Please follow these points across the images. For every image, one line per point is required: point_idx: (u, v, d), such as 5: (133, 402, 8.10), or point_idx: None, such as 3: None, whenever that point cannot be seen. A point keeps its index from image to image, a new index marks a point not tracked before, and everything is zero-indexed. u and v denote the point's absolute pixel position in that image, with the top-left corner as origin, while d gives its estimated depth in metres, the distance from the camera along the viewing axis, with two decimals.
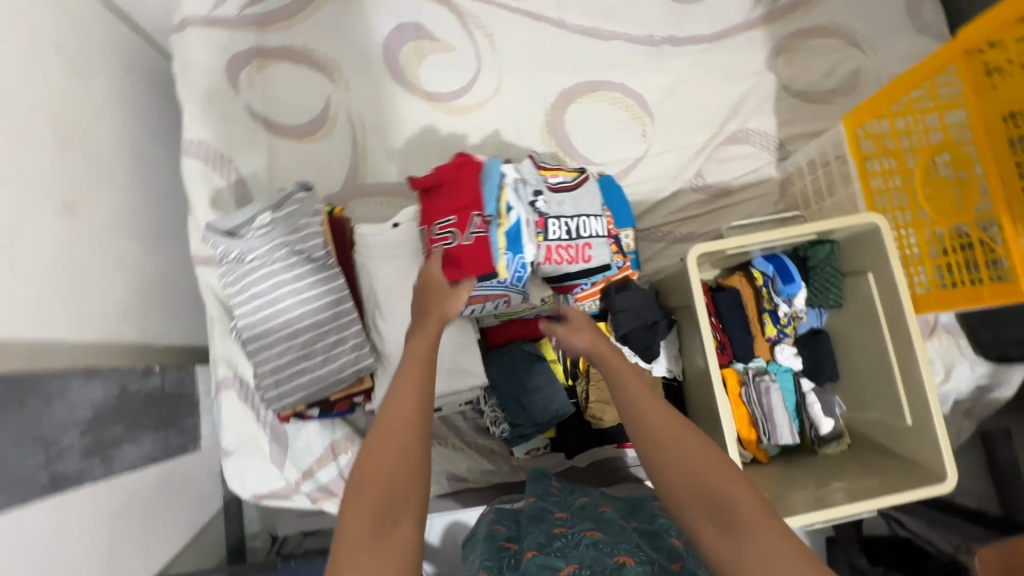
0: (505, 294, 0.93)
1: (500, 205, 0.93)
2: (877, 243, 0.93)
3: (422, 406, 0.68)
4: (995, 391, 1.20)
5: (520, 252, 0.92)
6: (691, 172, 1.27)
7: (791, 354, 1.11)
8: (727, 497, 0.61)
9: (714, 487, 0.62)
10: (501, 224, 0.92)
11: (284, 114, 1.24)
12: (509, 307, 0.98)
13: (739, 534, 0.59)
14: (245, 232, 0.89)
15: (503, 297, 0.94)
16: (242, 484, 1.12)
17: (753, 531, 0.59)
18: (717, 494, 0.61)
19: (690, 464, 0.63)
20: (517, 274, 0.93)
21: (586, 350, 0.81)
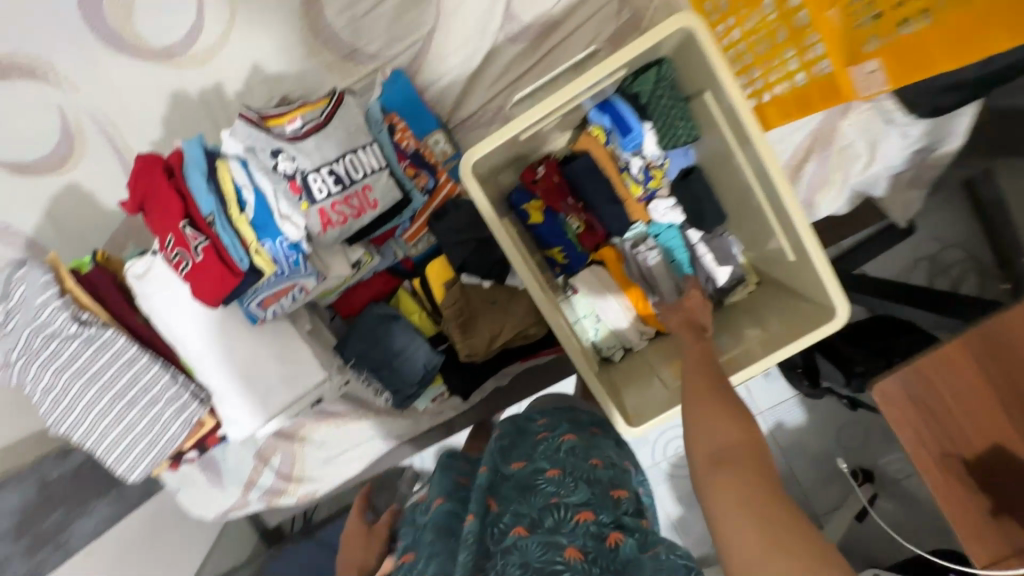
0: (295, 283, 0.81)
1: (229, 193, 0.76)
2: (699, 51, 0.69)
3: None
4: (939, 149, 0.98)
5: (278, 235, 0.77)
6: (500, 17, 0.98)
7: (670, 207, 0.93)
8: (713, 428, 0.63)
9: (717, 423, 0.63)
10: (234, 217, 0.76)
11: (27, 149, 1.05)
12: (310, 293, 0.85)
13: (722, 467, 0.59)
14: (1, 332, 0.81)
15: (295, 287, 0.82)
16: (200, 511, 1.18)
17: (735, 460, 0.59)
18: (713, 425, 0.63)
19: (709, 401, 0.66)
20: (291, 259, 0.79)
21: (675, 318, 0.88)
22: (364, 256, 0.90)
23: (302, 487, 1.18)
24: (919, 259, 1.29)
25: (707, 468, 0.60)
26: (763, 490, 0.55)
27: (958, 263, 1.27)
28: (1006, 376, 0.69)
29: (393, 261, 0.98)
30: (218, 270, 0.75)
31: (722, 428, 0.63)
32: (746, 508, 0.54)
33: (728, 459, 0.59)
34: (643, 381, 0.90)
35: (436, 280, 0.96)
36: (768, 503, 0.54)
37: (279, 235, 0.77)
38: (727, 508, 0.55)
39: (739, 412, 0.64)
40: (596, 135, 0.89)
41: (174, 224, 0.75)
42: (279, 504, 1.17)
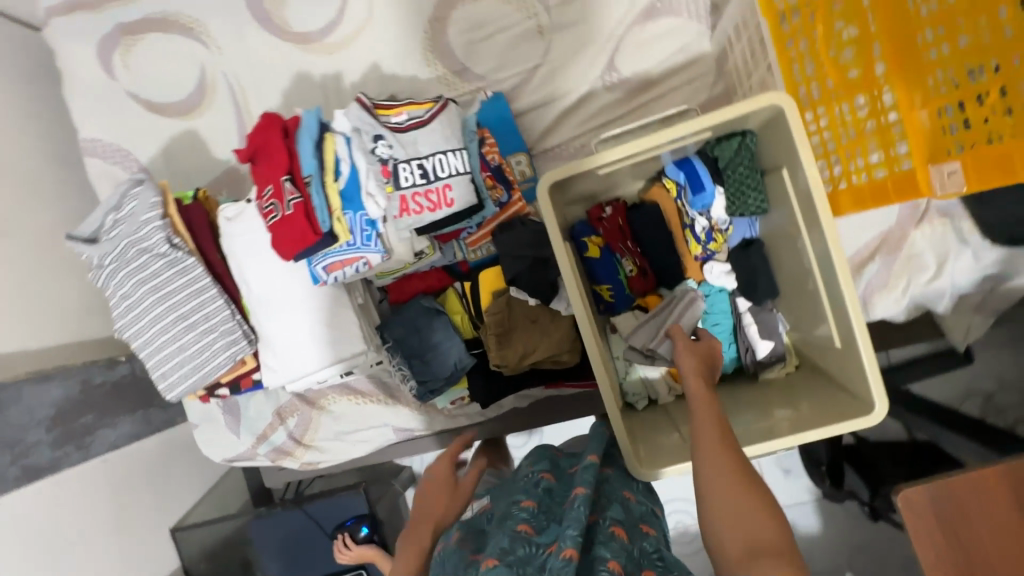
0: (361, 256, 0.88)
1: (329, 162, 0.85)
2: (784, 130, 0.73)
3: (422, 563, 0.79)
4: (1010, 281, 0.96)
5: (360, 209, 0.85)
6: (602, 66, 1.05)
7: (724, 272, 0.95)
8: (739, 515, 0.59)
9: (744, 507, 0.60)
10: (328, 183, 0.84)
11: (166, 91, 1.19)
12: (373, 267, 0.92)
13: (758, 562, 0.55)
14: (101, 236, 0.90)
15: (361, 259, 0.89)
16: (210, 451, 1.24)
17: (764, 552, 0.56)
18: (731, 505, 0.61)
19: (733, 482, 0.62)
20: (366, 234, 0.87)
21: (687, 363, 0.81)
22: (428, 248, 0.96)
23: (307, 453, 1.23)
24: (970, 391, 1.25)
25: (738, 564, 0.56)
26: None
27: (1011, 404, 1.22)
28: None
29: (451, 261, 1.04)
30: (300, 227, 0.82)
31: (757, 518, 0.59)
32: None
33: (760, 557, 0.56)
34: (663, 433, 0.90)
35: (486, 288, 1.01)
36: None
37: (362, 209, 0.85)
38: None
39: (772, 503, 0.60)
40: (669, 189, 0.93)
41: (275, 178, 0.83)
42: (283, 464, 1.22)
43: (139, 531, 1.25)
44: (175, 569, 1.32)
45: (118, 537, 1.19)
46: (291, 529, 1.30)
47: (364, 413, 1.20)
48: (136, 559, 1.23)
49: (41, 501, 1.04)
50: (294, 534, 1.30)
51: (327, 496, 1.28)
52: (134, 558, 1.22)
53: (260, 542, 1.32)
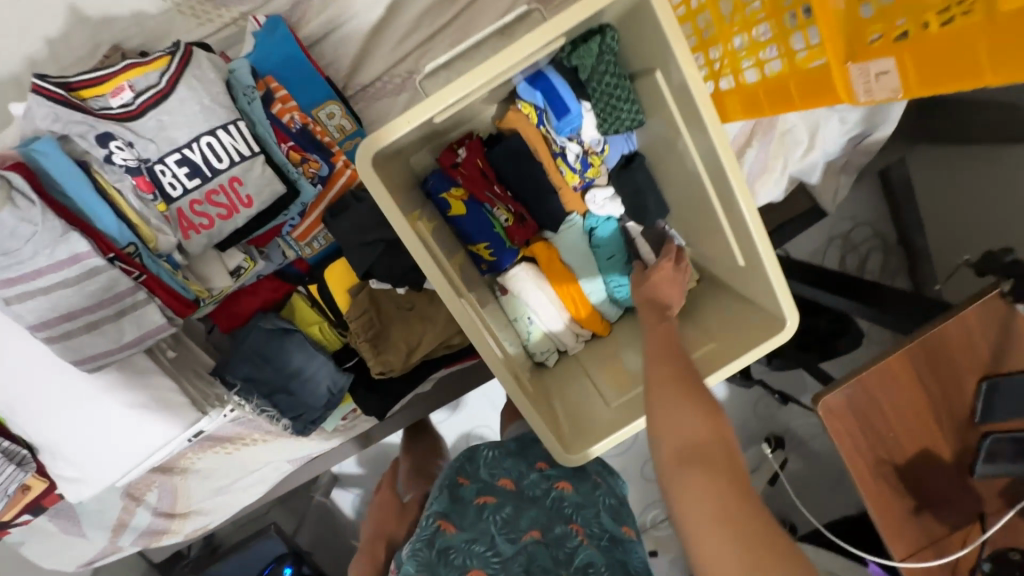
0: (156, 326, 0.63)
1: (93, 197, 0.59)
2: (650, 19, 0.56)
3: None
4: (871, 136, 0.95)
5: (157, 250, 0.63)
6: None
7: (608, 197, 0.83)
8: (678, 414, 0.56)
9: (698, 430, 0.55)
10: (148, 240, 0.62)
11: None
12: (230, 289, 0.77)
13: (690, 467, 0.53)
14: None
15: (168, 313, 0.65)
16: (58, 562, 0.98)
17: (705, 461, 0.53)
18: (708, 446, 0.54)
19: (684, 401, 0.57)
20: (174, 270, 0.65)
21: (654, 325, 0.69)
22: (245, 263, 0.71)
23: (190, 521, 1.01)
24: (834, 238, 1.31)
25: (674, 466, 0.54)
26: (741, 489, 0.51)
27: (858, 241, 1.30)
28: (943, 390, 0.70)
29: (282, 264, 0.79)
30: (161, 265, 0.63)
31: (686, 413, 0.56)
32: (741, 546, 0.47)
33: (702, 456, 0.53)
34: (605, 369, 0.84)
35: (339, 287, 0.80)
36: (740, 506, 0.49)
37: (130, 239, 0.61)
38: (707, 534, 0.49)
39: (711, 405, 0.57)
40: (526, 113, 0.75)
41: (95, 217, 0.59)
42: (161, 544, 1.00)
43: None
44: None
45: None
46: None
47: (240, 460, 0.98)
48: None
49: None
50: None
51: (231, 552, 1.11)
52: None
53: None
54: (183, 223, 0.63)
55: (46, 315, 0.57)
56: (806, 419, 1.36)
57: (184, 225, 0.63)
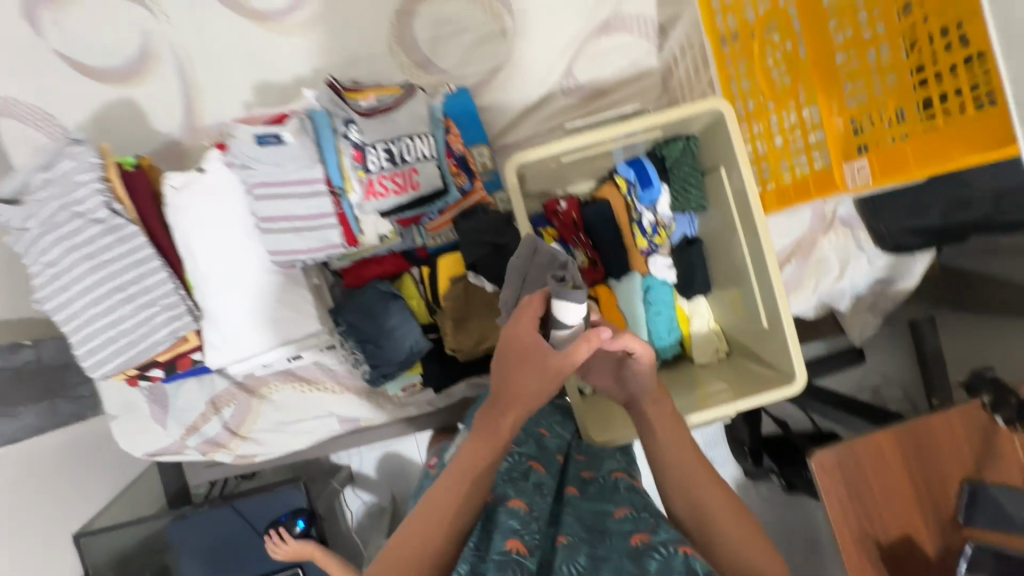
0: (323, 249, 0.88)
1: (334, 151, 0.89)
2: (723, 133, 0.82)
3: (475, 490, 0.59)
4: (897, 283, 1.13)
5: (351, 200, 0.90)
6: (561, 72, 1.12)
7: (666, 265, 1.05)
8: (686, 473, 0.63)
9: (700, 486, 0.62)
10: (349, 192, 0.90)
11: (98, 56, 1.10)
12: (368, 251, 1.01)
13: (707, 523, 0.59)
14: (28, 197, 0.83)
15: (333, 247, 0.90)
16: (131, 444, 1.14)
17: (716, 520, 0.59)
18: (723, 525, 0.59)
19: (685, 461, 0.64)
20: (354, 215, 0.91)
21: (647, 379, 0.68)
22: (388, 233, 0.97)
23: (243, 446, 1.16)
24: (863, 385, 1.42)
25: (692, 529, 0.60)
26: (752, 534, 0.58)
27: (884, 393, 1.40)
28: (927, 481, 0.79)
29: (410, 246, 1.04)
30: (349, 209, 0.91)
31: (698, 480, 0.62)
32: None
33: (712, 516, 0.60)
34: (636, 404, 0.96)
35: (445, 274, 1.02)
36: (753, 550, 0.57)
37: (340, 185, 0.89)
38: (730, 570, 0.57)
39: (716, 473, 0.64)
40: (619, 186, 1.01)
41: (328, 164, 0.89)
42: (214, 457, 1.15)
43: (34, 539, 1.11)
44: None
45: (11, 543, 1.05)
46: (216, 531, 1.23)
47: (307, 403, 1.16)
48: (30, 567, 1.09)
49: None
50: (221, 538, 1.23)
51: (257, 493, 1.22)
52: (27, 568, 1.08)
53: (187, 547, 1.23)
54: (376, 189, 0.90)
55: (275, 213, 0.84)
56: (815, 557, 1.35)
57: (373, 191, 0.90)
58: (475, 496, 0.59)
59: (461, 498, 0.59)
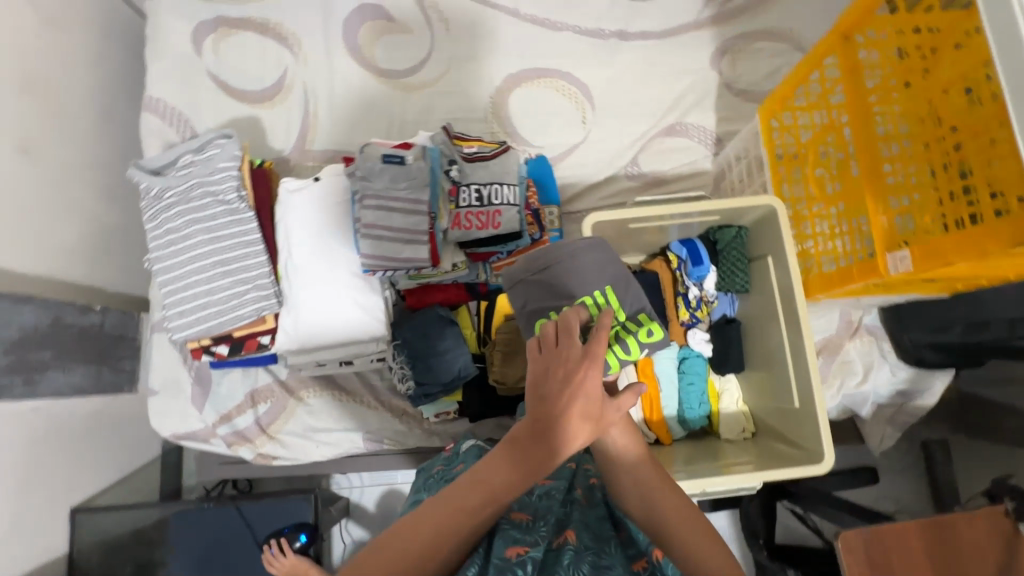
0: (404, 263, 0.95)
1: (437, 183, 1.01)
2: (774, 225, 0.95)
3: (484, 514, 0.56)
4: (915, 397, 1.20)
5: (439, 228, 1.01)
6: (627, 159, 1.30)
7: (703, 339, 1.13)
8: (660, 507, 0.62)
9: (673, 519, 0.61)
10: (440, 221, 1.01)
11: (241, 79, 1.31)
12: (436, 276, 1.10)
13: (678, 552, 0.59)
14: (169, 172, 0.95)
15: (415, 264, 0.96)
16: (161, 422, 1.16)
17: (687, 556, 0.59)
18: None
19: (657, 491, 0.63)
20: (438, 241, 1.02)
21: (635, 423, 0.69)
22: (460, 263, 1.07)
23: (268, 445, 1.17)
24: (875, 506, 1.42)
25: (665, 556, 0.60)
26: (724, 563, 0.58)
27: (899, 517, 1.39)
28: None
29: (473, 280, 1.14)
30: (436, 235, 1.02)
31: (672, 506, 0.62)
32: None
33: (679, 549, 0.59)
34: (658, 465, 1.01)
35: (500, 309, 1.11)
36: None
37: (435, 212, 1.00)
38: None
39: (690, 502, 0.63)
40: (669, 261, 1.12)
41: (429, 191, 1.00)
42: (237, 451, 1.16)
43: (39, 501, 1.10)
44: (62, 556, 1.16)
45: (19, 497, 1.05)
46: (214, 531, 1.20)
47: (340, 414, 1.19)
48: (26, 527, 1.07)
49: None
50: (217, 540, 1.20)
51: (267, 498, 1.22)
52: (23, 530, 1.06)
53: (178, 544, 1.20)
54: (465, 223, 1.02)
55: (376, 222, 0.94)
56: None
57: (460, 224, 1.02)
58: (484, 519, 0.56)
59: (471, 514, 0.56)
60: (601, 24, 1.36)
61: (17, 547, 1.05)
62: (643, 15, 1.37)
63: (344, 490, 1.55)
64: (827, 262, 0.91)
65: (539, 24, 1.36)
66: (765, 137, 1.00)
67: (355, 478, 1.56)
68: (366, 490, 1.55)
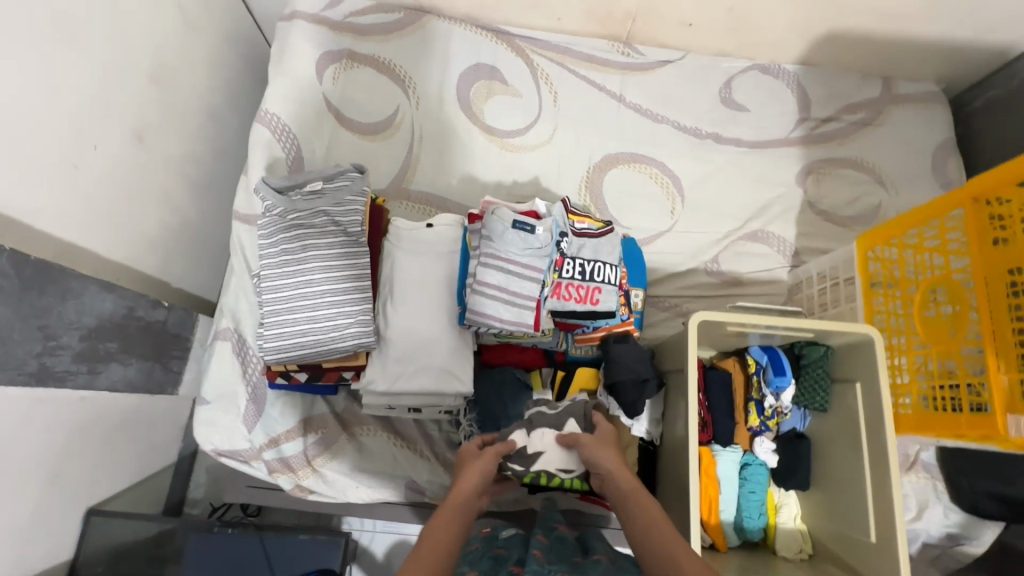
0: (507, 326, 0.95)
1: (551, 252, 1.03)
2: (870, 353, 0.97)
3: (458, 535, 0.73)
4: (965, 544, 1.19)
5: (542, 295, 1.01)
6: (709, 255, 1.34)
7: (768, 449, 1.12)
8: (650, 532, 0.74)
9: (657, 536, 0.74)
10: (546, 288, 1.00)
11: (355, 113, 1.36)
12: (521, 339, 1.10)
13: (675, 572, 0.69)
14: (295, 194, 0.97)
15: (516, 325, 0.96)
16: (206, 435, 1.11)
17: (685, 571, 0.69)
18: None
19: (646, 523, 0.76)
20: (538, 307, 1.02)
21: (604, 463, 0.88)
22: (548, 330, 1.07)
23: (310, 479, 1.12)
24: None
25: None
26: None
27: None
28: None
29: (551, 346, 1.14)
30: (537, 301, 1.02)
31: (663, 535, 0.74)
32: None
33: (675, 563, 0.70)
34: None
35: (578, 383, 1.11)
36: None
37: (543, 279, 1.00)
38: None
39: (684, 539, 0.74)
40: (747, 364, 1.13)
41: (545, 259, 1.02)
42: (277, 479, 1.10)
43: (64, 497, 1.03)
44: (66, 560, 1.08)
45: (48, 491, 0.99)
46: (232, 559, 1.14)
47: (390, 458, 1.15)
48: (46, 526, 1.00)
49: (21, 412, 0.89)
50: (233, 569, 1.13)
51: (294, 533, 1.17)
52: (42, 527, 0.99)
53: (194, 559, 1.15)
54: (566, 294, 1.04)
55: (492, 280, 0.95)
56: None
57: (560, 293, 1.04)
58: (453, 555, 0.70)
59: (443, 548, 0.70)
60: (699, 124, 1.44)
61: (31, 546, 0.97)
62: (738, 124, 1.45)
63: (356, 531, 1.48)
64: (921, 400, 0.92)
65: (641, 113, 1.44)
66: (860, 266, 1.02)
67: (369, 521, 1.49)
68: (379, 536, 1.47)
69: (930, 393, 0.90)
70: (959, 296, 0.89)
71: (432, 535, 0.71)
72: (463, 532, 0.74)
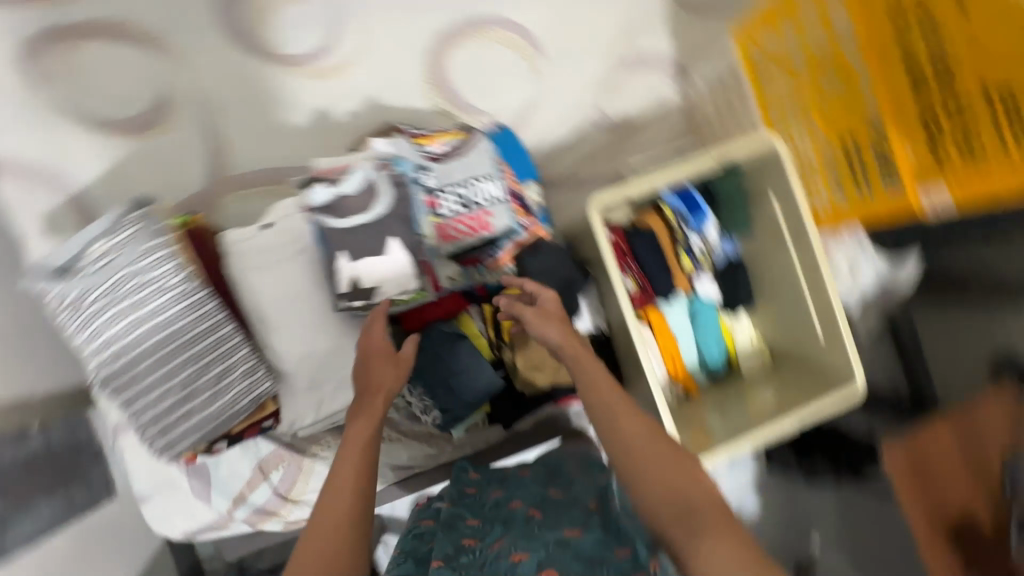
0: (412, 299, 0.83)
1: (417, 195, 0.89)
2: (776, 165, 0.91)
3: (349, 524, 0.62)
4: (896, 284, 1.22)
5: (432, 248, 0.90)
6: (591, 107, 1.18)
7: (709, 285, 1.11)
8: (654, 468, 0.65)
9: (684, 483, 0.64)
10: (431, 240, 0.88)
11: (117, 109, 1.06)
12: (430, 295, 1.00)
13: (686, 522, 0.61)
14: (79, 269, 0.75)
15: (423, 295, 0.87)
16: (169, 525, 1.04)
17: (707, 524, 0.61)
18: (684, 493, 0.63)
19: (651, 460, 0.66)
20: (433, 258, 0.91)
21: (552, 338, 0.76)
22: (455, 275, 0.97)
23: (295, 511, 1.08)
24: None
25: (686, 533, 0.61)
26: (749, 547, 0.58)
27: None
28: (977, 454, 0.90)
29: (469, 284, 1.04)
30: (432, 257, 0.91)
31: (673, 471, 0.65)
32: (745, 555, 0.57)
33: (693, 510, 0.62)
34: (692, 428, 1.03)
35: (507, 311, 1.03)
36: (729, 528, 0.60)
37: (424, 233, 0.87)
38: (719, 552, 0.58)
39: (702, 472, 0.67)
40: (666, 214, 1.07)
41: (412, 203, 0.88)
42: (265, 528, 1.07)
43: None
44: None
45: None
46: None
47: None
48: None
49: None
50: None
51: None
52: None
53: None
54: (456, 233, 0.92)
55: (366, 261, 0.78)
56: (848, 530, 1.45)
57: (450, 236, 0.92)
58: (355, 535, 0.62)
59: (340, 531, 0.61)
60: None
61: None
62: None
63: None
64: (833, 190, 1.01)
65: None
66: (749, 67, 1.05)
67: None
68: None
69: (842, 180, 0.99)
70: (848, 76, 0.94)
71: (315, 535, 0.61)
72: (360, 505, 0.63)
